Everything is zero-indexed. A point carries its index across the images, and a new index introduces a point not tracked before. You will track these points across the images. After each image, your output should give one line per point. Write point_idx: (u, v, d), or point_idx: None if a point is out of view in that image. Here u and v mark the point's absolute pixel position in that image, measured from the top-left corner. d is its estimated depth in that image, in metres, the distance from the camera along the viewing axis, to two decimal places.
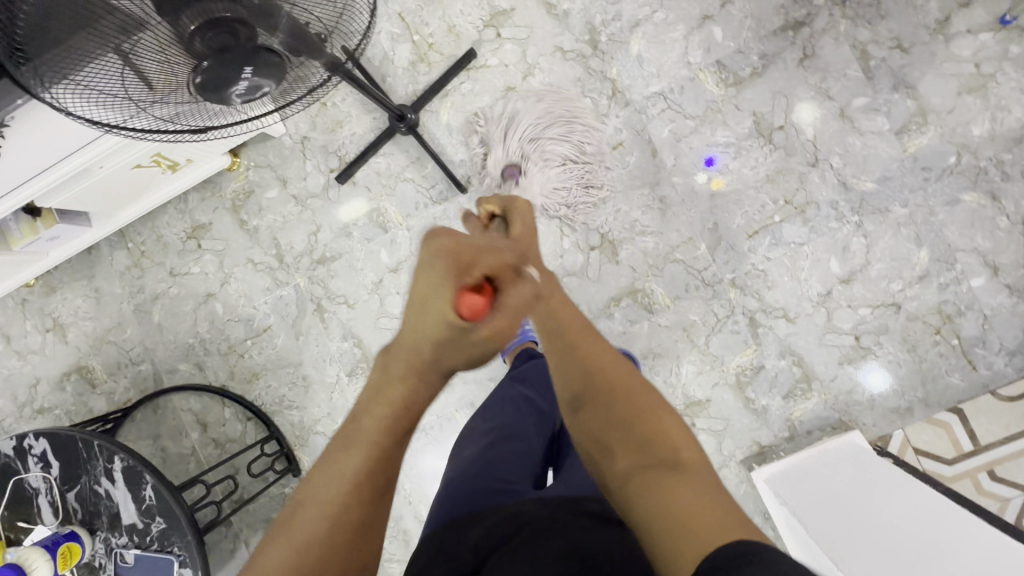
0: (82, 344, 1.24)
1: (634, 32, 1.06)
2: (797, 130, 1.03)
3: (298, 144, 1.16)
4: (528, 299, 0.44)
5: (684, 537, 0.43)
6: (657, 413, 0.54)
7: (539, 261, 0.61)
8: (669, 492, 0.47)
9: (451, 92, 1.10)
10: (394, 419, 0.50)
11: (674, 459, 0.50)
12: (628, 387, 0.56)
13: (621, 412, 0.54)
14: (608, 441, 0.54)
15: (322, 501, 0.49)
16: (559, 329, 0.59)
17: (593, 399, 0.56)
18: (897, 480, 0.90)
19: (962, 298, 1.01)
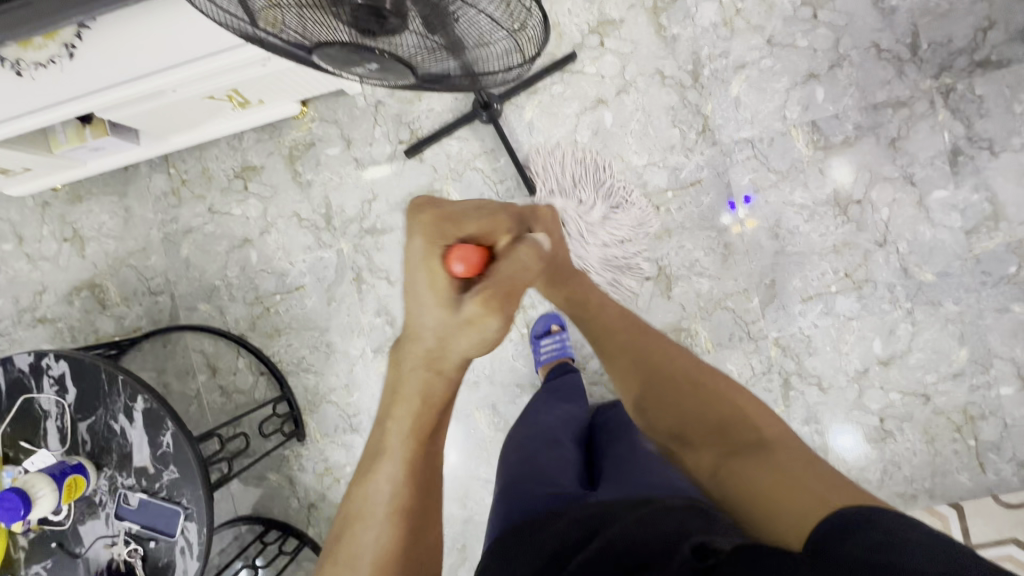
0: (99, 262, 1.18)
1: (737, 73, 1.04)
2: (872, 207, 1.03)
3: (371, 106, 1.11)
4: (518, 268, 0.50)
5: (783, 511, 0.47)
6: (727, 397, 0.61)
7: (562, 255, 0.70)
8: (758, 468, 0.51)
9: (541, 90, 1.07)
10: (420, 417, 0.55)
11: (756, 438, 0.56)
12: (691, 378, 0.63)
13: (693, 403, 0.61)
14: (683, 434, 0.60)
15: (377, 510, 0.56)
16: (623, 332, 0.70)
17: (656, 400, 0.63)
18: None
19: (987, 403, 1.04)
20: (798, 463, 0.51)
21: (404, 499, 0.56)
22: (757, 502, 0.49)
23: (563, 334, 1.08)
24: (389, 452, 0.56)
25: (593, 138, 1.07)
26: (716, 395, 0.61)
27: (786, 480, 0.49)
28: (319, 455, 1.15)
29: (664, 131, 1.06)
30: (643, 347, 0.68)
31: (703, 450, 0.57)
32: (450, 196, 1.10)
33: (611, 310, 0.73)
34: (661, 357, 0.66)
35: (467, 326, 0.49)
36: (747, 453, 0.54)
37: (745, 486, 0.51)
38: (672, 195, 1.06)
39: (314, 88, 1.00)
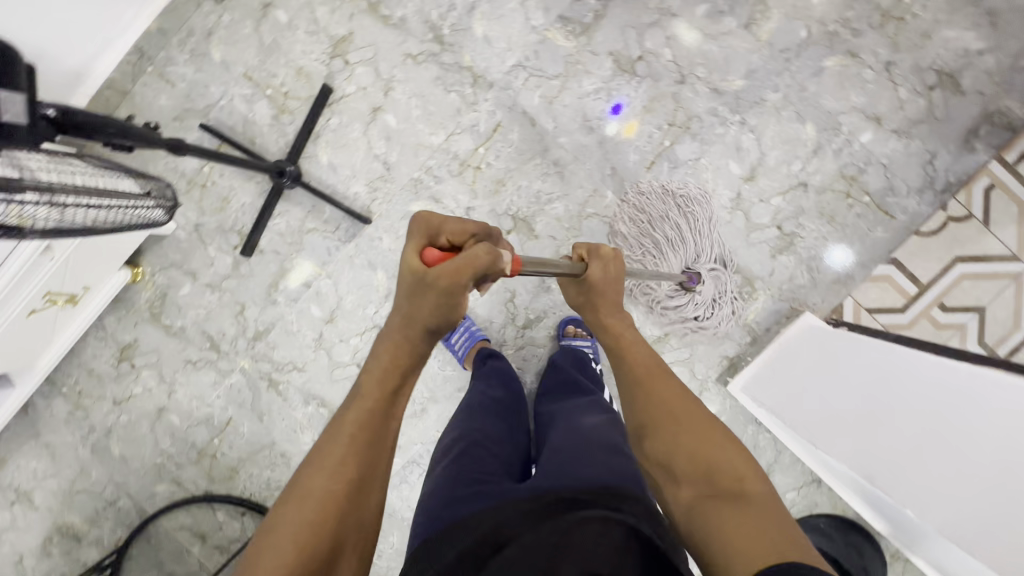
0: (52, 504, 1.18)
1: (473, 16, 1.06)
2: (655, 56, 1.05)
3: (193, 233, 1.13)
4: (482, 253, 0.53)
5: (738, 556, 0.49)
6: (727, 451, 0.58)
7: (609, 303, 0.78)
8: (729, 517, 0.52)
9: (322, 131, 1.09)
10: (384, 377, 0.58)
11: (737, 489, 0.55)
12: (697, 420, 0.62)
13: (690, 446, 0.60)
14: (671, 468, 0.60)
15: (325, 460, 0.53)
16: (639, 371, 0.71)
17: (659, 432, 0.63)
18: (846, 340, 0.91)
19: (858, 157, 1.05)
20: (765, 522, 0.51)
21: (369, 427, 0.55)
22: (716, 543, 0.51)
23: (467, 323, 1.09)
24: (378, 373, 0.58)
25: (389, 144, 1.09)
26: (718, 445, 0.59)
27: (750, 531, 0.50)
28: None
29: (443, 101, 1.08)
30: (659, 391, 0.67)
31: (687, 485, 0.58)
32: (304, 266, 1.12)
33: (642, 355, 0.73)
34: (674, 400, 0.65)
35: (432, 292, 0.54)
36: (725, 500, 0.54)
37: (712, 528, 0.53)
38: (484, 150, 1.08)
39: (121, 244, 1.02)
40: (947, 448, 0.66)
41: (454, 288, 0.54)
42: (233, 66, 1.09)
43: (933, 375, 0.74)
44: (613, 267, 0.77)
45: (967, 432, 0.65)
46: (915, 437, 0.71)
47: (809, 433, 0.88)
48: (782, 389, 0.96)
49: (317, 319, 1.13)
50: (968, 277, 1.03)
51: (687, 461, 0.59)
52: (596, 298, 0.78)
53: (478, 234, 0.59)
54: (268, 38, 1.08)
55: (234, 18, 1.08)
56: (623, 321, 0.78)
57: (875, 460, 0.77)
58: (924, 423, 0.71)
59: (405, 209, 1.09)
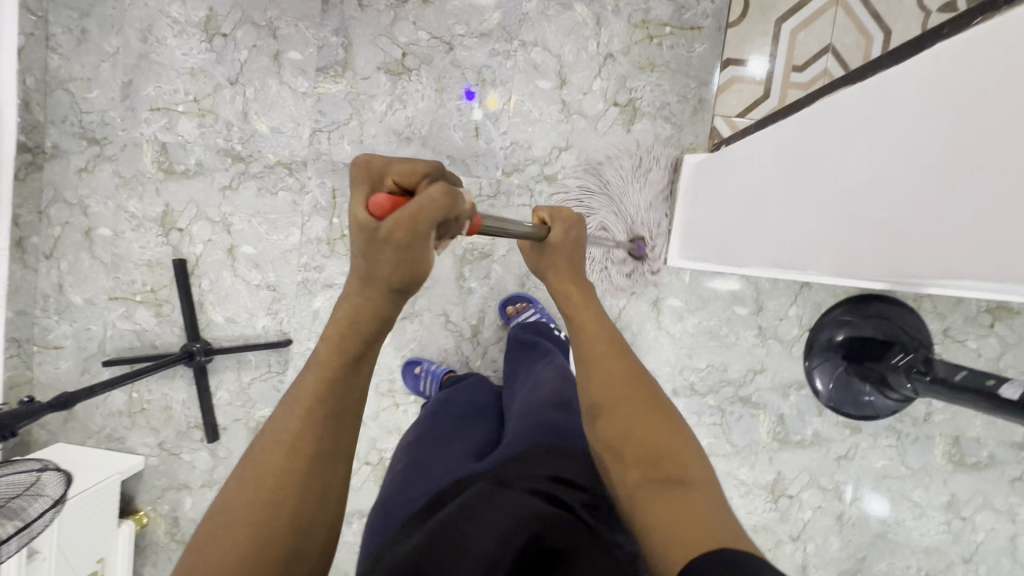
0: None
1: (250, 120, 1.09)
2: (415, 44, 1.06)
3: (162, 452, 1.16)
4: (437, 199, 0.40)
5: (672, 533, 0.43)
6: (676, 432, 0.53)
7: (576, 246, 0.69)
8: (669, 499, 0.46)
9: (202, 297, 1.12)
10: (339, 346, 0.46)
11: (680, 475, 0.49)
12: (644, 393, 0.56)
13: (641, 422, 0.53)
14: (620, 447, 0.52)
15: (277, 439, 0.44)
16: (588, 341, 0.62)
17: (610, 407, 0.55)
18: (742, 158, 0.89)
19: (636, 2, 1.05)
20: (710, 509, 0.45)
21: (334, 366, 0.46)
22: (652, 526, 0.45)
23: (425, 366, 1.07)
24: (339, 315, 0.47)
25: (261, 268, 1.11)
26: (669, 429, 0.53)
27: (684, 516, 0.44)
28: None
29: (277, 203, 1.10)
30: (603, 364, 0.59)
31: (632, 468, 0.51)
32: (265, 415, 1.14)
33: (592, 324, 0.64)
34: (629, 375, 0.57)
35: (390, 249, 0.42)
36: (664, 483, 0.48)
37: (650, 510, 0.46)
38: (338, 217, 1.09)
39: (111, 504, 1.05)
40: (865, 194, 0.59)
41: (411, 242, 0.41)
42: (97, 298, 1.12)
43: (810, 117, 0.72)
44: (575, 232, 0.68)
45: (847, 154, 0.63)
46: (830, 211, 0.66)
47: (744, 241, 0.87)
48: (713, 233, 0.95)
49: None
50: (798, 29, 1.03)
51: (636, 441, 0.51)
52: (556, 258, 0.68)
53: (434, 175, 0.44)
54: (107, 256, 1.12)
55: (70, 260, 1.12)
56: (587, 288, 0.68)
57: (797, 226, 0.74)
58: (842, 188, 0.64)
59: (311, 310, 1.11)
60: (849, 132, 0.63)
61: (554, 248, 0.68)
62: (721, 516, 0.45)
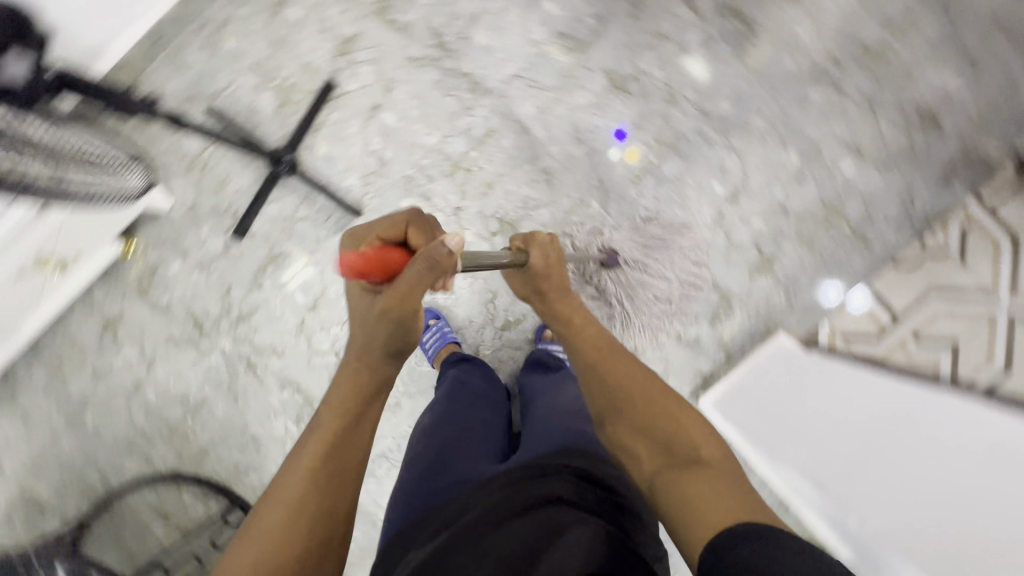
0: (20, 473, 1.18)
1: (475, 25, 1.11)
2: (647, 76, 1.09)
3: (188, 213, 1.16)
4: (416, 276, 0.54)
5: (698, 511, 0.49)
6: (678, 417, 0.59)
7: (562, 280, 0.77)
8: (688, 485, 0.52)
9: (322, 125, 1.14)
10: (348, 415, 0.57)
11: (695, 456, 0.55)
12: (644, 389, 0.63)
13: (645, 418, 0.60)
14: (632, 448, 0.59)
15: (283, 499, 0.52)
16: (589, 343, 0.71)
17: (617, 414, 0.62)
18: (830, 371, 0.92)
19: (838, 187, 1.06)
20: (729, 483, 0.51)
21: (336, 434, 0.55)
22: (675, 504, 0.51)
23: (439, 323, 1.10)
24: (340, 385, 0.58)
25: (385, 141, 1.13)
26: (675, 417, 0.59)
27: (705, 492, 0.50)
28: None
29: (441, 104, 1.12)
30: (609, 363, 0.67)
31: (648, 460, 0.57)
32: (292, 252, 1.15)
33: (589, 329, 0.74)
34: (631, 372, 0.65)
35: (381, 321, 0.57)
36: (681, 465, 0.54)
37: (672, 494, 0.52)
38: (477, 153, 1.12)
39: (120, 217, 1.05)
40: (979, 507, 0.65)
41: (409, 309, 0.56)
42: (243, 58, 1.14)
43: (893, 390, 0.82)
44: (553, 253, 0.77)
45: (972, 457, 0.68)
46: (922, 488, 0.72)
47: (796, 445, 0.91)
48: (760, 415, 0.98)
49: (300, 306, 1.16)
50: None
51: (645, 437, 0.58)
52: (546, 293, 0.78)
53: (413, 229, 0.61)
54: (279, 34, 1.14)
55: (249, 11, 1.14)
56: (573, 302, 0.78)
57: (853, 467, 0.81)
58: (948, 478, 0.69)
59: (394, 205, 1.13)
60: (895, 426, 0.78)
61: (535, 271, 0.76)
62: (736, 489, 0.51)
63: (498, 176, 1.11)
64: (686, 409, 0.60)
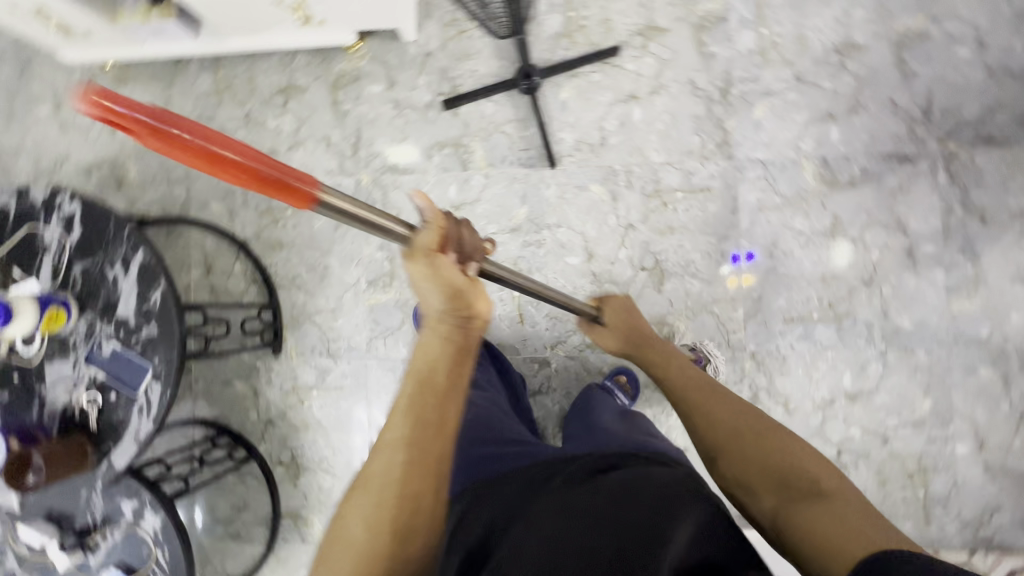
0: (126, 144, 1.23)
1: (763, 99, 1.11)
2: (864, 247, 1.09)
3: (420, 56, 1.17)
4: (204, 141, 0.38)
5: (822, 532, 0.56)
6: (790, 453, 0.68)
7: (638, 330, 0.99)
8: (810, 511, 0.59)
9: (580, 75, 1.14)
10: (426, 403, 0.59)
11: (816, 489, 0.62)
12: (754, 430, 0.73)
13: (764, 459, 0.68)
14: (750, 484, 0.68)
15: (377, 496, 0.56)
16: (694, 396, 0.83)
17: (728, 453, 0.72)
18: None
19: (941, 458, 1.05)
20: (851, 512, 0.57)
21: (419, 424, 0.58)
22: (798, 528, 0.58)
23: None
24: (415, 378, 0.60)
25: (618, 128, 1.13)
26: (786, 454, 0.68)
27: (827, 516, 0.57)
28: (287, 373, 1.17)
29: (685, 136, 1.12)
30: (714, 408, 0.79)
31: (765, 494, 0.65)
32: (474, 151, 1.15)
33: (692, 380, 0.86)
34: (741, 421, 0.75)
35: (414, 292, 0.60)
36: (803, 497, 0.62)
37: (799, 520, 0.59)
38: (681, 196, 1.12)
39: (374, 17, 1.08)
40: None
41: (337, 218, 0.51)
42: None
43: None
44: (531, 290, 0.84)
45: None
46: None
47: None
48: None
49: (447, 199, 1.15)
50: None
51: (761, 472, 0.67)
52: (640, 344, 0.97)
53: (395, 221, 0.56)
54: None
55: None
56: (677, 363, 0.91)
57: None
58: None
59: (585, 183, 1.13)
60: None
61: (614, 314, 1.02)
62: (858, 515, 0.57)
63: (680, 227, 1.11)
64: (802, 450, 0.68)
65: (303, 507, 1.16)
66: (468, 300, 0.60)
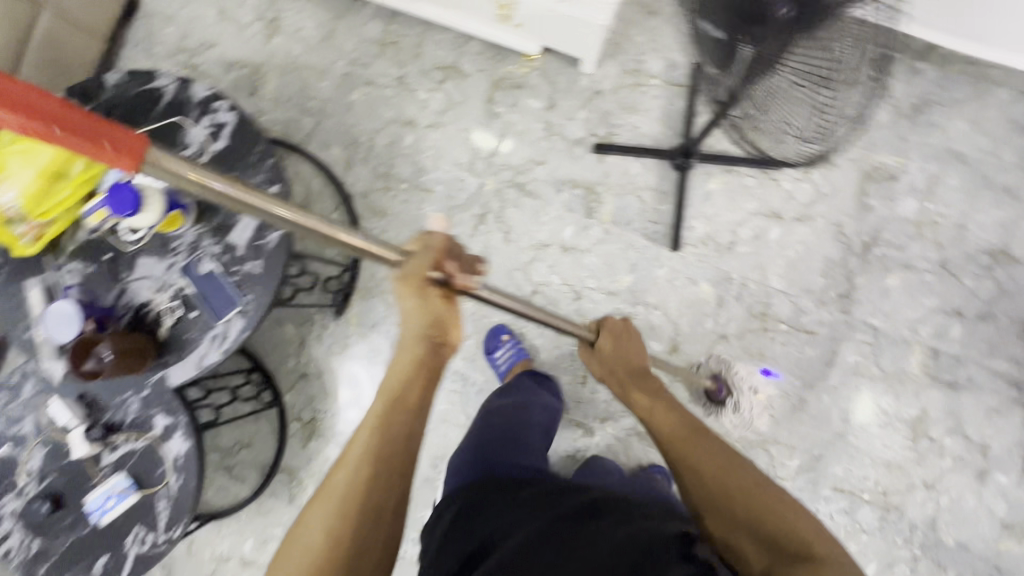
0: (276, 56, 1.20)
1: (899, 268, 1.08)
2: (940, 452, 1.05)
3: (589, 90, 1.14)
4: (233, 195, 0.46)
5: None
6: (780, 513, 0.58)
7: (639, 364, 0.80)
8: None
9: (734, 173, 1.12)
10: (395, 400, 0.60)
11: (808, 553, 0.54)
12: (740, 484, 0.61)
13: (743, 513, 0.59)
14: (735, 548, 0.57)
15: (337, 495, 0.55)
16: (673, 442, 0.68)
17: (713, 515, 0.60)
18: None
19: None
20: None
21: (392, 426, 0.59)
22: None
23: (512, 342, 1.11)
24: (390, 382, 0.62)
25: (750, 238, 1.11)
26: (777, 514, 0.58)
27: None
28: (340, 337, 1.15)
29: (810, 273, 1.09)
30: (696, 455, 0.65)
31: (754, 556, 0.56)
32: (604, 202, 1.13)
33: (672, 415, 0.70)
34: (723, 470, 0.63)
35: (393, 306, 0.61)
36: (799, 565, 0.53)
37: None
38: (783, 328, 1.09)
39: (568, 40, 1.05)
40: None
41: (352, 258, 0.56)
42: None
43: None
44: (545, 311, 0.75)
45: None
46: None
47: None
48: None
49: (559, 236, 1.12)
50: None
51: (750, 534, 0.58)
52: (637, 382, 0.78)
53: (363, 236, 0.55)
54: None
55: None
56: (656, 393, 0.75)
57: None
58: None
59: (697, 277, 1.10)
60: None
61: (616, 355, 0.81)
62: None
63: (773, 358, 1.09)
64: (787, 500, 0.59)
65: (302, 469, 1.13)
66: (440, 321, 0.62)
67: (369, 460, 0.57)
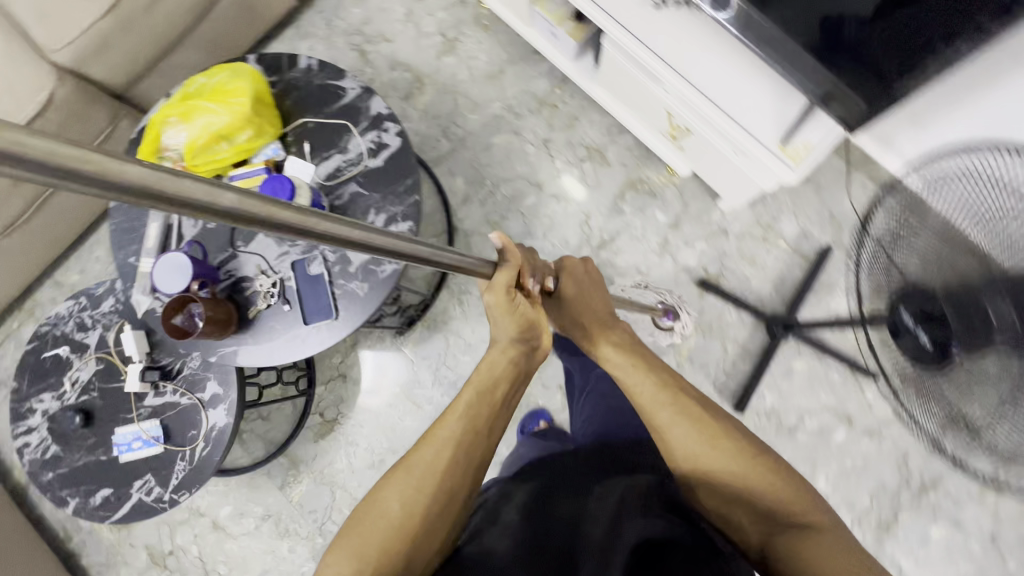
0: (441, 74, 1.23)
1: (948, 523, 1.04)
2: None
3: (716, 226, 1.14)
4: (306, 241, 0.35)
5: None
6: (773, 477, 0.53)
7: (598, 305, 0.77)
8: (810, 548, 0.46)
9: (822, 361, 1.10)
10: (476, 397, 0.61)
11: (804, 519, 0.50)
12: (726, 442, 0.57)
13: (736, 485, 0.54)
14: (724, 511, 0.53)
15: (408, 483, 0.54)
16: (643, 389, 0.63)
17: (696, 481, 0.56)
18: None
19: None
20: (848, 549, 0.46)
21: (467, 428, 0.58)
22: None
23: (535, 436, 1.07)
24: (472, 383, 0.63)
25: (812, 430, 1.08)
26: (765, 482, 0.53)
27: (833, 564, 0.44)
28: (390, 354, 1.16)
29: (857, 488, 1.06)
30: (673, 416, 0.60)
31: (749, 523, 0.52)
32: (687, 336, 1.12)
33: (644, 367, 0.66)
34: (700, 427, 0.58)
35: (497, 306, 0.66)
36: (794, 529, 0.49)
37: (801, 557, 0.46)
38: None
39: (720, 185, 1.04)
40: None
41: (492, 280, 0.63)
42: None
43: None
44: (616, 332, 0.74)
45: None
46: None
47: None
48: None
49: None
50: None
51: (736, 489, 0.54)
52: (588, 317, 0.75)
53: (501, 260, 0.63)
54: None
55: None
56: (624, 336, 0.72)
57: None
58: None
59: None
60: None
61: (577, 300, 0.77)
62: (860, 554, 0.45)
63: None
64: (783, 468, 0.54)
65: (304, 462, 1.14)
66: (536, 330, 0.68)
67: (446, 448, 0.56)
